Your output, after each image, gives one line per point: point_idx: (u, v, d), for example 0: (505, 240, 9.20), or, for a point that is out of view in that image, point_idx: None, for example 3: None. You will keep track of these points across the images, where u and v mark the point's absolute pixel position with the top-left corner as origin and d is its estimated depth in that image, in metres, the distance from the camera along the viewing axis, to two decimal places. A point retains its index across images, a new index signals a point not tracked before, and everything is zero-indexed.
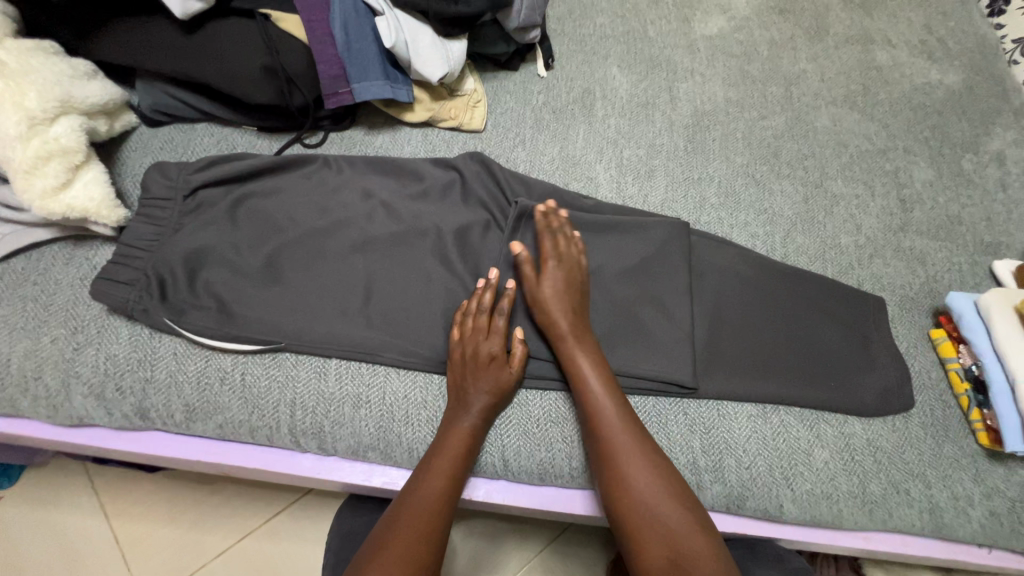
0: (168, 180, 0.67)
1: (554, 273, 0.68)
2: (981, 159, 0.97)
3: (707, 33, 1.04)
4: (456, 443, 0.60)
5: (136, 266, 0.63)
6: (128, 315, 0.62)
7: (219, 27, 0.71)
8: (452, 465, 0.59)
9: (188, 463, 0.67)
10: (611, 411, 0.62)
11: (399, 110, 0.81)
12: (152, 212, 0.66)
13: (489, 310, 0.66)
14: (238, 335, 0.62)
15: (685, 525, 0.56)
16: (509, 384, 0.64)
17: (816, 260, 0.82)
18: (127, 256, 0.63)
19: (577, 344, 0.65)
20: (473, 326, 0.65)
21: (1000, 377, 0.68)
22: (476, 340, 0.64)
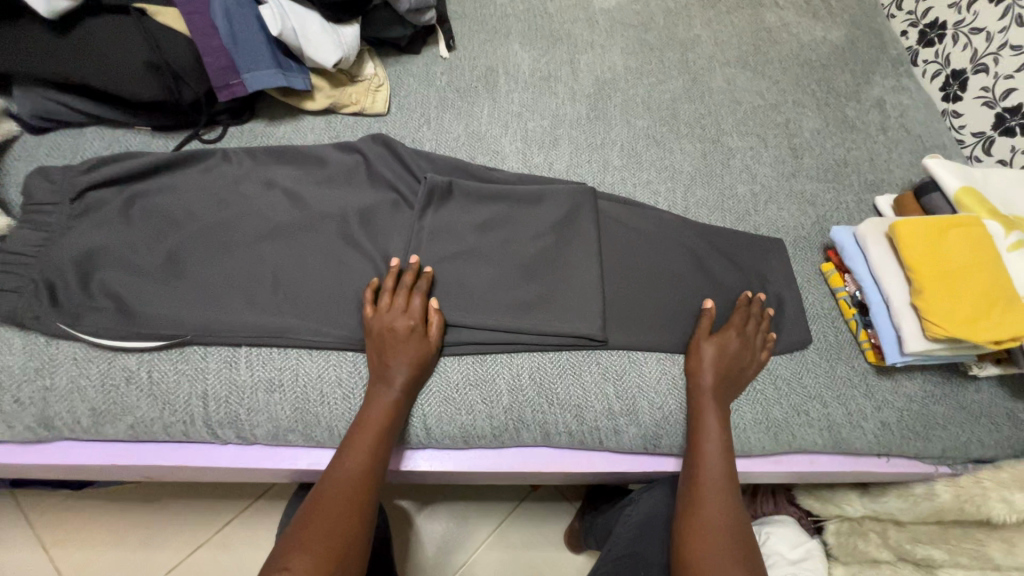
0: (53, 185, 0.65)
1: (727, 341, 0.71)
2: (863, 106, 1.04)
3: (605, 6, 1.08)
4: (380, 416, 0.61)
5: (22, 273, 0.61)
6: (20, 324, 0.60)
7: (92, 26, 0.69)
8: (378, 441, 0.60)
9: (106, 469, 0.66)
10: (714, 468, 0.64)
11: (298, 99, 0.81)
12: (37, 217, 0.64)
13: (404, 289, 0.66)
14: (139, 332, 0.62)
15: None
16: (428, 355, 0.65)
17: (715, 211, 0.87)
18: (11, 263, 0.61)
19: (710, 401, 0.68)
20: (389, 304, 0.66)
21: (878, 298, 0.74)
22: (392, 318, 0.65)
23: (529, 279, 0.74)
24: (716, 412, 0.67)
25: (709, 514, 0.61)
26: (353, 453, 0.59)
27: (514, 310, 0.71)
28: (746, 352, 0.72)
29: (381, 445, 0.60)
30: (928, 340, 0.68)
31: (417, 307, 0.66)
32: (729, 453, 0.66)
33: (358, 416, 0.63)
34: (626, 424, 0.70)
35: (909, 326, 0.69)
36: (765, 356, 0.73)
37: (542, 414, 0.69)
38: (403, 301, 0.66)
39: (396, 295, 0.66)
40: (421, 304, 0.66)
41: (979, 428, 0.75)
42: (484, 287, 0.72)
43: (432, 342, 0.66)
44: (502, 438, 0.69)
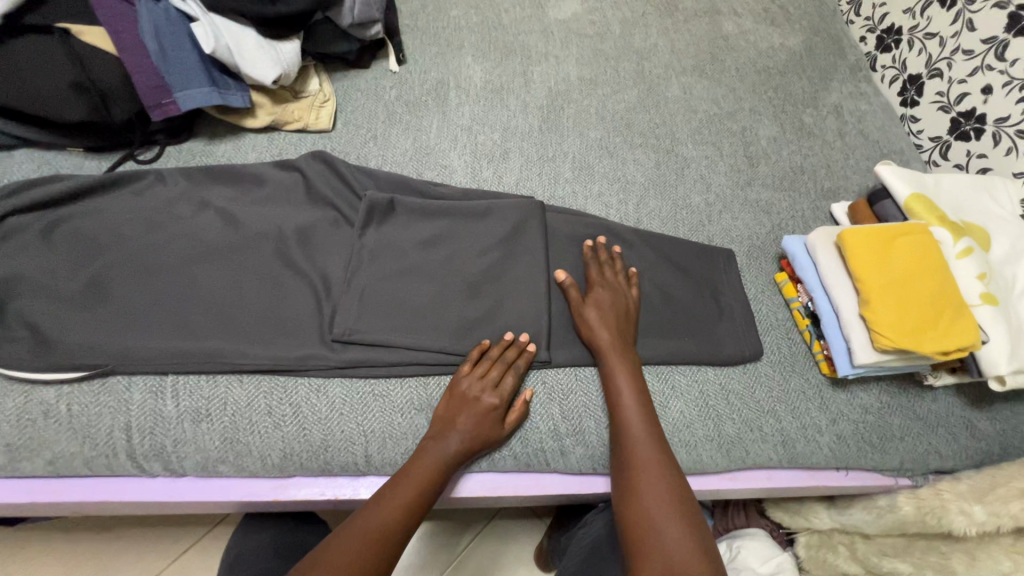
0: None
1: (599, 296, 0.71)
2: (820, 112, 1.03)
3: (560, 17, 1.07)
4: (421, 469, 0.61)
5: None
6: None
7: (14, 46, 0.67)
8: (407, 503, 0.59)
9: (28, 506, 0.63)
10: (638, 432, 0.62)
11: (239, 117, 0.80)
12: None
13: (505, 362, 0.67)
14: (56, 364, 0.59)
15: (683, 545, 0.53)
16: (491, 429, 0.64)
17: (668, 222, 0.85)
18: None
19: (615, 358, 0.67)
20: (480, 373, 0.66)
21: (828, 309, 0.72)
22: (483, 389, 0.65)
23: (473, 296, 0.72)
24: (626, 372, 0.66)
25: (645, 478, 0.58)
26: (378, 511, 0.58)
27: (456, 329, 0.69)
28: (621, 300, 0.72)
29: (410, 512, 0.59)
30: (878, 351, 0.67)
31: (512, 384, 0.66)
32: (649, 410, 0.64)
33: (400, 468, 0.62)
34: (573, 444, 0.68)
35: (858, 336, 0.68)
36: (635, 294, 0.74)
37: None
38: (503, 377, 0.66)
39: (492, 366, 0.67)
40: (514, 382, 0.66)
41: (937, 438, 0.74)
42: (425, 306, 0.70)
43: (508, 421, 0.65)
44: None
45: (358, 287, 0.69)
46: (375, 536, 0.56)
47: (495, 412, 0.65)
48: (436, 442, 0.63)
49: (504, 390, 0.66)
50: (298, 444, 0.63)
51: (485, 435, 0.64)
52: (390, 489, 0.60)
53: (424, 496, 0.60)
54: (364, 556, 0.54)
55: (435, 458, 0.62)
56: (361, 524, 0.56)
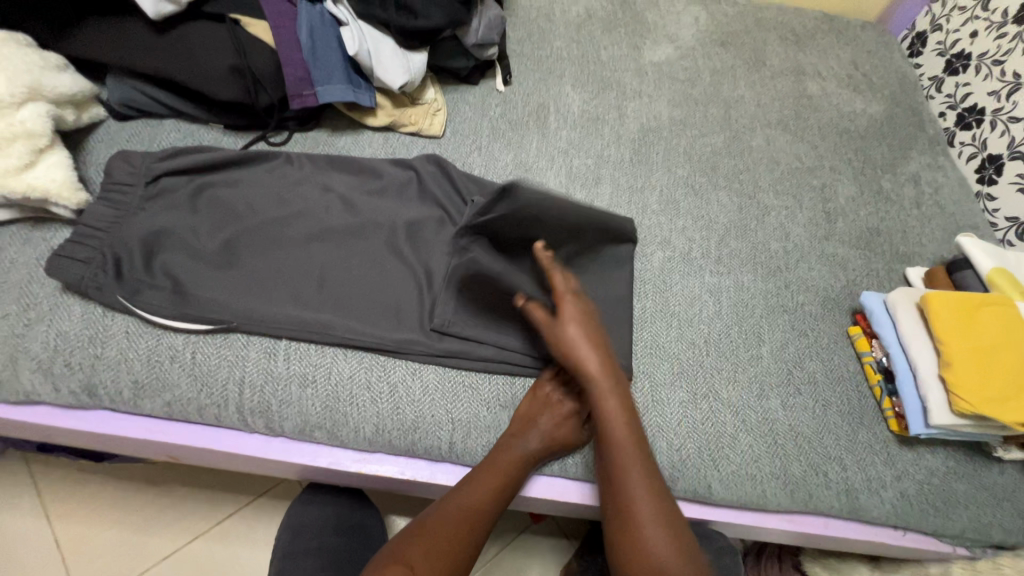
0: (132, 167, 0.70)
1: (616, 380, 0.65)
2: (898, 179, 1.06)
3: (655, 60, 1.13)
4: (505, 462, 0.64)
5: (93, 245, 0.65)
6: (83, 292, 0.63)
7: (189, 29, 0.75)
8: (490, 493, 0.63)
9: (134, 443, 0.68)
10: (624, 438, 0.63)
11: (362, 114, 0.86)
12: (113, 196, 0.68)
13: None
14: (190, 314, 0.65)
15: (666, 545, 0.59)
16: (566, 437, 0.68)
17: (747, 263, 0.88)
18: (84, 236, 0.65)
19: (614, 409, 0.63)
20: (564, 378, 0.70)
21: (905, 367, 0.74)
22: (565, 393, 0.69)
23: None
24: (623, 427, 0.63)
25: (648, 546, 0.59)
26: (466, 498, 0.62)
27: (543, 336, 0.73)
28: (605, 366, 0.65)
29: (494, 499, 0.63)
30: (955, 414, 0.68)
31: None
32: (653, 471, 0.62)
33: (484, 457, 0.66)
34: None
35: (936, 397, 0.69)
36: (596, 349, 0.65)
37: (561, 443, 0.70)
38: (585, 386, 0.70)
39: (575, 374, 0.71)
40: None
41: (1001, 511, 0.74)
42: (517, 310, 0.74)
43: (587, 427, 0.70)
44: None
45: (457, 284, 0.73)
46: (463, 519, 0.61)
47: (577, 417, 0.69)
48: (518, 440, 0.66)
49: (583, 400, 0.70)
50: (390, 422, 0.67)
51: (566, 437, 0.68)
52: (473, 477, 0.64)
53: (506, 487, 0.64)
54: (452, 543, 0.60)
55: (516, 456, 0.65)
56: (449, 512, 0.62)
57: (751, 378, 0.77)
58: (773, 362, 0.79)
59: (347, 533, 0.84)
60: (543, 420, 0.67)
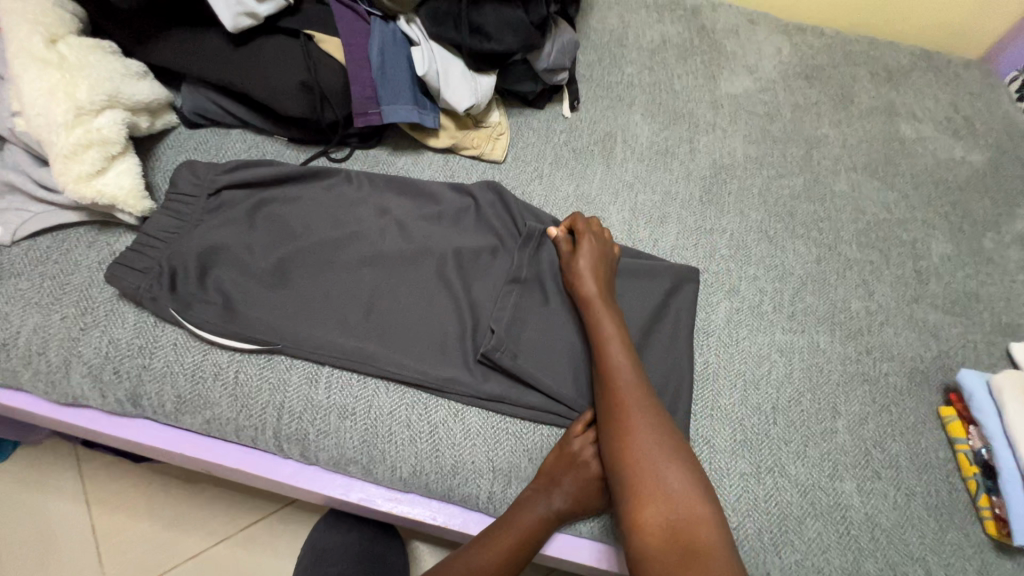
0: (196, 178, 0.71)
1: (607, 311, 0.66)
2: (1003, 239, 0.95)
3: (732, 91, 1.06)
4: (525, 524, 0.59)
5: (151, 255, 0.65)
6: (137, 301, 0.63)
7: (264, 42, 0.75)
8: (502, 560, 0.57)
9: (171, 455, 0.68)
10: (625, 368, 0.62)
11: (424, 135, 0.84)
12: (176, 207, 0.69)
13: None
14: (237, 333, 0.63)
15: (684, 487, 0.55)
16: (593, 503, 0.61)
17: (825, 322, 0.80)
18: (144, 244, 0.65)
19: (635, 398, 0.60)
20: (594, 437, 0.63)
21: (1010, 464, 0.65)
22: (594, 454, 0.62)
23: None
24: (627, 366, 0.62)
25: (652, 473, 0.55)
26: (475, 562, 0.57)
27: (594, 386, 0.68)
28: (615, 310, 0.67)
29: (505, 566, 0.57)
30: None
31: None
32: (652, 409, 0.60)
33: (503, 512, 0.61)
34: None
35: None
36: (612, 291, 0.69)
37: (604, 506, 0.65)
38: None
39: None
40: None
41: None
42: (569, 355, 0.69)
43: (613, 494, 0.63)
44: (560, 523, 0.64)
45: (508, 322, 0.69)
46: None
47: (604, 483, 0.61)
48: (536, 507, 0.60)
49: None
50: (428, 464, 0.63)
51: (590, 504, 0.61)
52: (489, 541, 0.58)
53: (517, 557, 0.58)
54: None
55: (532, 525, 0.59)
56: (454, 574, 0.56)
57: (823, 455, 0.69)
58: (849, 439, 0.71)
59: (369, 563, 0.81)
60: (565, 481, 0.61)
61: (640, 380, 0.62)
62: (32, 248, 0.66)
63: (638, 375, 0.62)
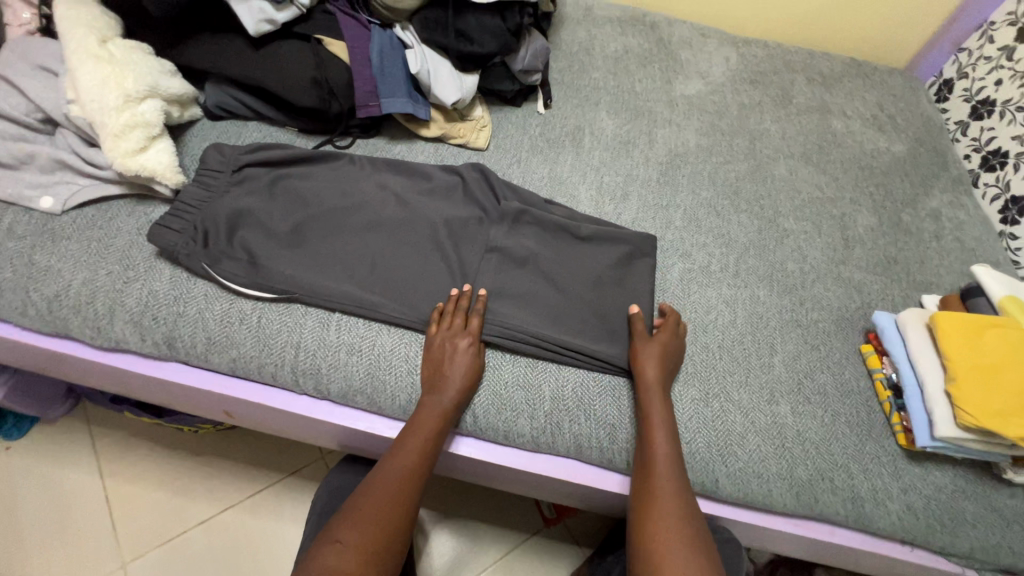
0: (223, 158, 0.82)
1: (652, 353, 0.75)
2: (918, 214, 1.10)
3: (686, 93, 1.22)
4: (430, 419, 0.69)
5: (187, 219, 0.76)
6: (174, 257, 0.74)
7: (279, 45, 0.88)
8: (421, 444, 0.68)
9: (198, 394, 0.77)
10: (661, 429, 0.70)
11: (417, 126, 0.97)
12: (205, 179, 0.80)
13: (458, 313, 0.76)
14: (261, 284, 0.74)
15: (698, 550, 0.61)
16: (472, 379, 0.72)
17: (764, 279, 0.93)
18: (181, 210, 0.77)
19: (664, 460, 0.68)
20: (446, 325, 0.75)
21: (913, 383, 0.77)
22: (452, 334, 0.74)
23: (586, 307, 0.82)
24: (663, 424, 0.71)
25: (668, 532, 0.62)
26: (401, 455, 0.67)
27: (566, 328, 0.79)
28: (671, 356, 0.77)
29: (425, 455, 0.68)
30: (959, 427, 0.71)
31: (477, 322, 0.75)
32: (680, 472, 0.68)
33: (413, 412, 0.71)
34: None
35: (941, 411, 0.72)
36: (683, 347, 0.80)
37: (577, 426, 0.75)
38: (453, 322, 0.75)
39: (452, 316, 0.75)
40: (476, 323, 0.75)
41: (1011, 534, 0.75)
42: (545, 303, 0.81)
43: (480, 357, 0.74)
44: (538, 441, 0.76)
45: (491, 274, 0.81)
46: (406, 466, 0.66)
47: (474, 353, 0.73)
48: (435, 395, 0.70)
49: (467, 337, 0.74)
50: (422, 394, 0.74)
51: (471, 377, 0.72)
52: (407, 437, 0.68)
53: (433, 442, 0.69)
54: (396, 494, 0.64)
55: (437, 409, 0.70)
56: (391, 471, 0.66)
57: (762, 384, 0.81)
58: (784, 371, 0.83)
59: None
60: (449, 365, 0.72)
61: (674, 442, 0.70)
62: (80, 217, 0.77)
63: (671, 437, 0.70)
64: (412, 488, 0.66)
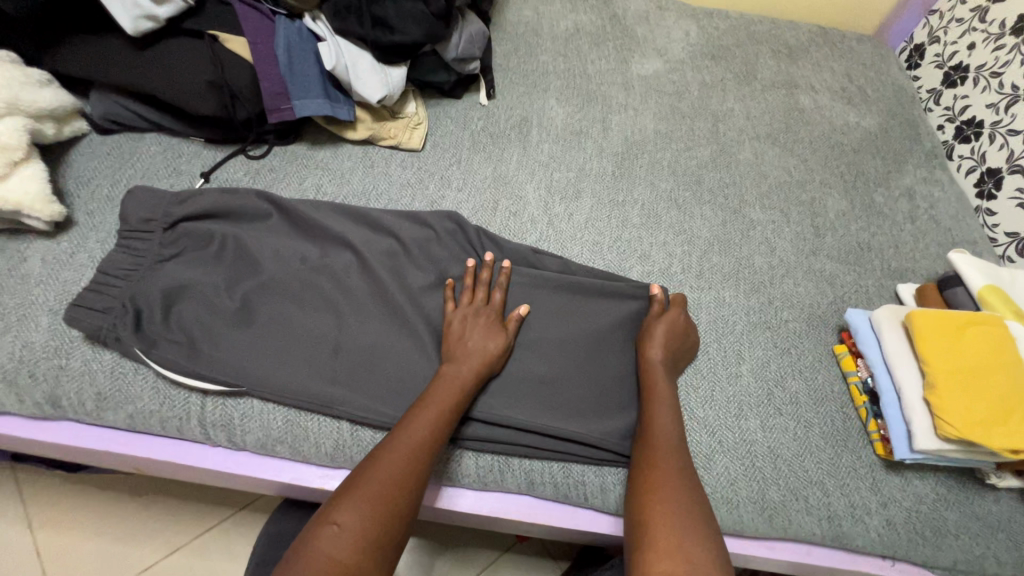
0: (151, 212, 0.70)
1: (659, 343, 0.71)
2: (892, 193, 1.03)
3: (642, 73, 1.12)
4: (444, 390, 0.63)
5: (112, 294, 0.65)
6: (100, 341, 0.63)
7: (168, 45, 0.77)
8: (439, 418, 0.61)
9: (98, 454, 0.68)
10: (666, 418, 0.66)
11: (341, 128, 0.87)
12: (132, 243, 0.68)
13: (483, 285, 0.73)
14: (204, 375, 0.63)
15: (705, 548, 0.53)
16: (495, 349, 0.68)
17: (729, 278, 0.86)
18: (103, 284, 0.65)
19: (666, 447, 0.63)
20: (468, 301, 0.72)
21: (890, 388, 0.71)
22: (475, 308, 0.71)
23: (534, 326, 0.74)
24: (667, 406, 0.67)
25: (673, 523, 0.55)
26: (412, 430, 0.59)
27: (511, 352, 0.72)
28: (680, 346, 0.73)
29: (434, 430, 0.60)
30: (941, 439, 0.65)
31: (500, 299, 0.73)
32: (684, 458, 0.62)
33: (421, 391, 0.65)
34: (614, 483, 0.69)
35: (920, 421, 0.66)
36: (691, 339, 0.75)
37: (528, 461, 0.69)
38: (479, 295, 0.72)
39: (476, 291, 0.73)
40: (501, 296, 0.73)
41: (995, 542, 0.70)
42: None
43: (503, 339, 0.69)
44: (486, 480, 0.68)
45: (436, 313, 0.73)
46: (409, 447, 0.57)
47: (497, 331, 0.70)
48: (455, 365, 0.66)
49: (492, 309, 0.71)
50: (349, 439, 0.66)
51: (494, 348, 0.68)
52: (415, 414, 0.61)
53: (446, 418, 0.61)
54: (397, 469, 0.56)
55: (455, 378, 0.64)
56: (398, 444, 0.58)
57: (729, 398, 0.75)
58: (752, 381, 0.77)
59: None
60: (468, 341, 0.68)
61: (680, 435, 0.65)
62: None
63: (676, 424, 0.66)
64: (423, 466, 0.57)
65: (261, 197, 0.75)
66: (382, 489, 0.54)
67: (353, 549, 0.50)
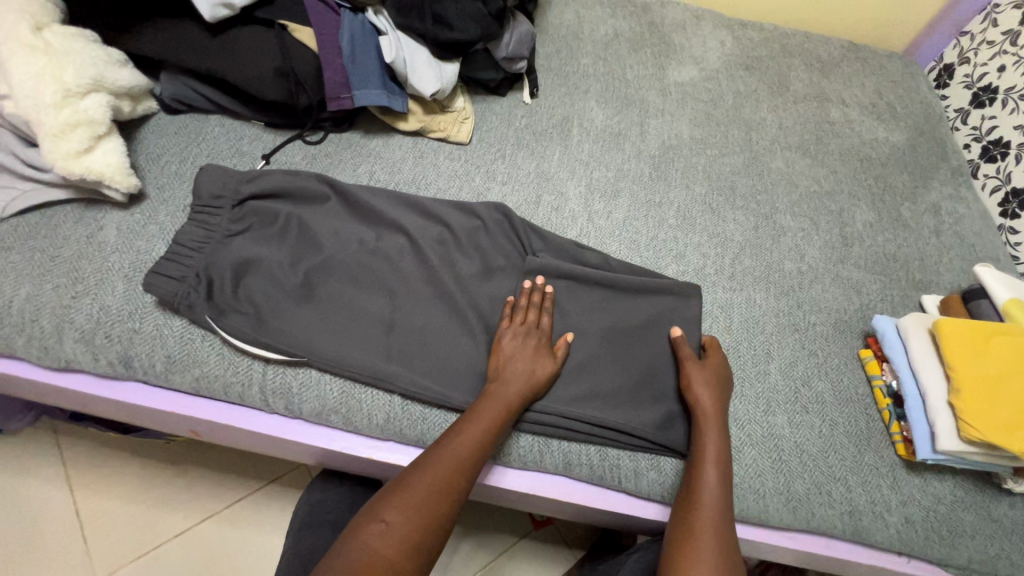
0: (221, 189, 0.74)
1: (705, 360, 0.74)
2: (918, 208, 1.06)
3: (679, 80, 1.16)
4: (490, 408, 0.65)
5: (186, 264, 0.69)
6: (173, 308, 0.67)
7: (239, 32, 0.81)
8: (484, 437, 0.63)
9: (160, 415, 0.72)
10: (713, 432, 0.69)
11: (394, 119, 0.91)
12: (204, 218, 0.72)
13: (535, 308, 0.74)
14: (269, 344, 0.67)
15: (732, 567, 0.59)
16: (540, 373, 0.69)
17: (760, 281, 0.89)
18: (178, 254, 0.69)
19: (710, 462, 0.66)
20: (520, 322, 0.73)
21: (914, 392, 0.75)
22: (522, 327, 0.72)
23: (575, 316, 0.78)
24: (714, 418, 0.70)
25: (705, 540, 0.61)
26: (458, 439, 0.61)
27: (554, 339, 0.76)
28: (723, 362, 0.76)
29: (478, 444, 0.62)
30: (963, 441, 0.68)
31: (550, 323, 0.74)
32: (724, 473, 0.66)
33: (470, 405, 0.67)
34: (648, 468, 0.72)
35: (944, 423, 0.69)
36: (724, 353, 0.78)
37: (567, 443, 0.72)
38: (528, 317, 0.73)
39: (525, 312, 0.74)
40: (548, 321, 0.74)
41: (1009, 544, 0.73)
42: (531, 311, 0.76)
43: (548, 365, 0.70)
44: (525, 459, 0.72)
45: (483, 299, 0.76)
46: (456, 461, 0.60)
47: (541, 354, 0.71)
48: (502, 385, 0.67)
49: (540, 333, 0.72)
50: (400, 413, 0.69)
51: (539, 372, 0.69)
52: (463, 424, 0.63)
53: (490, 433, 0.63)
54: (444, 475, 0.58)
55: (501, 399, 0.66)
56: (444, 456, 0.60)
57: (758, 394, 0.78)
58: (780, 379, 0.80)
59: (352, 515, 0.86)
60: (514, 361, 0.69)
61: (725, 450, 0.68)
62: (22, 225, 0.71)
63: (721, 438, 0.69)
64: (463, 477, 0.60)
65: (321, 180, 0.79)
66: (429, 497, 0.57)
67: (399, 550, 0.53)
